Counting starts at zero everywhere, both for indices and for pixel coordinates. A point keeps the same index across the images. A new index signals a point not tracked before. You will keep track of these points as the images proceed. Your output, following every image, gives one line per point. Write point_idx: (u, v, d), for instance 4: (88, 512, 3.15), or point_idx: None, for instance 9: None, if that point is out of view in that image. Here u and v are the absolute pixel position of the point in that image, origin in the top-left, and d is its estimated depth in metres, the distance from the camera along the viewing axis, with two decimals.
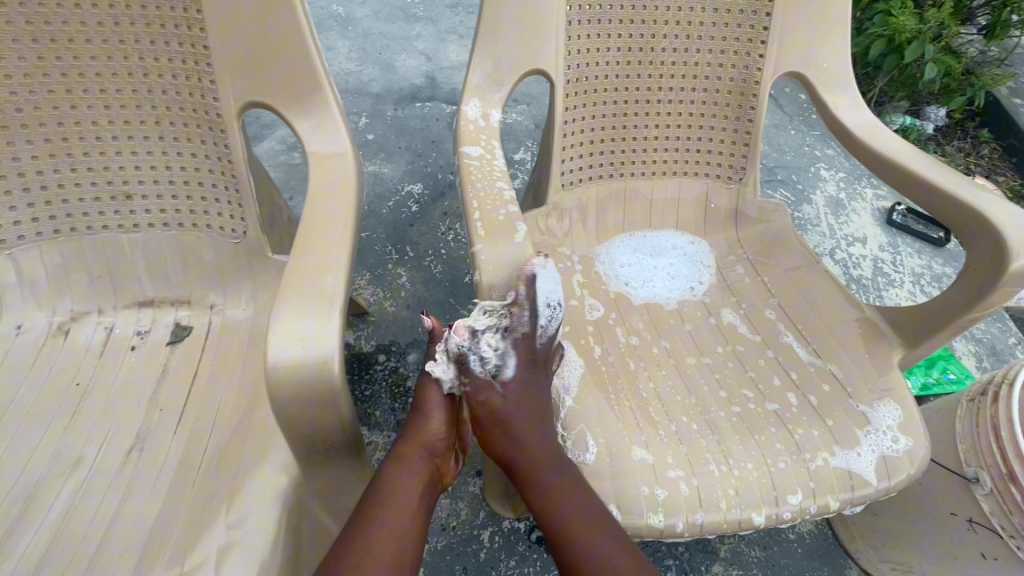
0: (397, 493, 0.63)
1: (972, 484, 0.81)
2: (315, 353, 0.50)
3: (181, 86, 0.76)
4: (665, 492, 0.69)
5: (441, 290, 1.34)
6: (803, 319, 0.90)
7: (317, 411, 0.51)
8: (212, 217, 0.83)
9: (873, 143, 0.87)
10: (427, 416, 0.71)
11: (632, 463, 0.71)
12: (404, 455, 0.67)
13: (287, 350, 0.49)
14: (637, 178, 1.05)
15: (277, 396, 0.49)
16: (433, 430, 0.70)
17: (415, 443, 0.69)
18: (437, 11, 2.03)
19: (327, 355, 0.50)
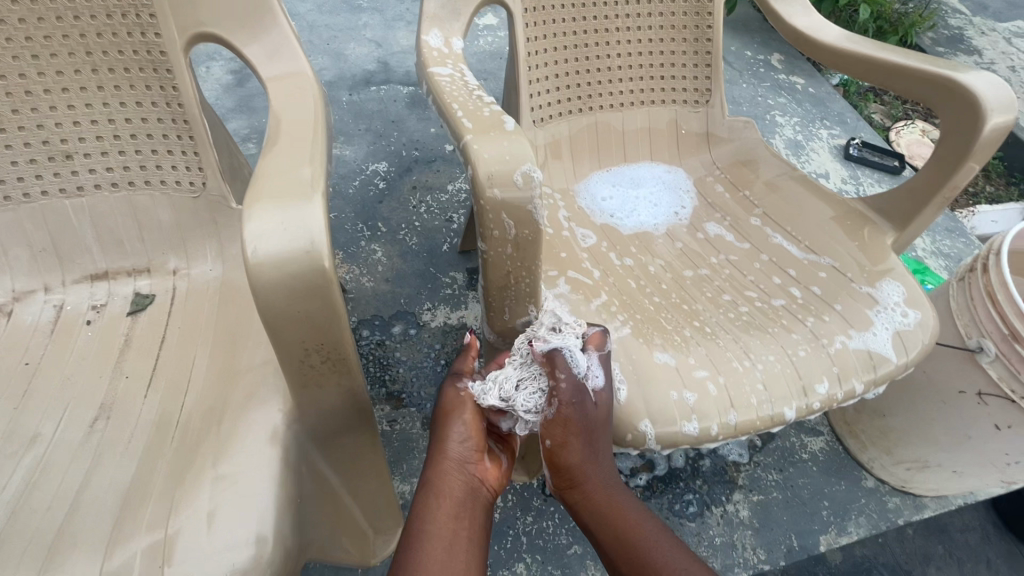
0: (435, 536, 0.53)
1: (978, 355, 0.81)
2: (304, 236, 0.44)
3: (117, 24, 0.70)
4: (696, 395, 0.64)
5: (420, 261, 1.29)
6: (791, 221, 0.89)
7: (312, 305, 0.46)
8: (167, 171, 0.76)
9: (817, 36, 0.87)
10: (444, 424, 0.60)
11: (657, 367, 0.65)
12: (435, 478, 0.57)
13: (272, 235, 0.44)
14: (606, 112, 1.00)
15: (267, 287, 0.44)
16: (456, 440, 0.60)
17: (442, 460, 0.58)
18: (382, 2, 2.01)
19: (318, 237, 0.45)
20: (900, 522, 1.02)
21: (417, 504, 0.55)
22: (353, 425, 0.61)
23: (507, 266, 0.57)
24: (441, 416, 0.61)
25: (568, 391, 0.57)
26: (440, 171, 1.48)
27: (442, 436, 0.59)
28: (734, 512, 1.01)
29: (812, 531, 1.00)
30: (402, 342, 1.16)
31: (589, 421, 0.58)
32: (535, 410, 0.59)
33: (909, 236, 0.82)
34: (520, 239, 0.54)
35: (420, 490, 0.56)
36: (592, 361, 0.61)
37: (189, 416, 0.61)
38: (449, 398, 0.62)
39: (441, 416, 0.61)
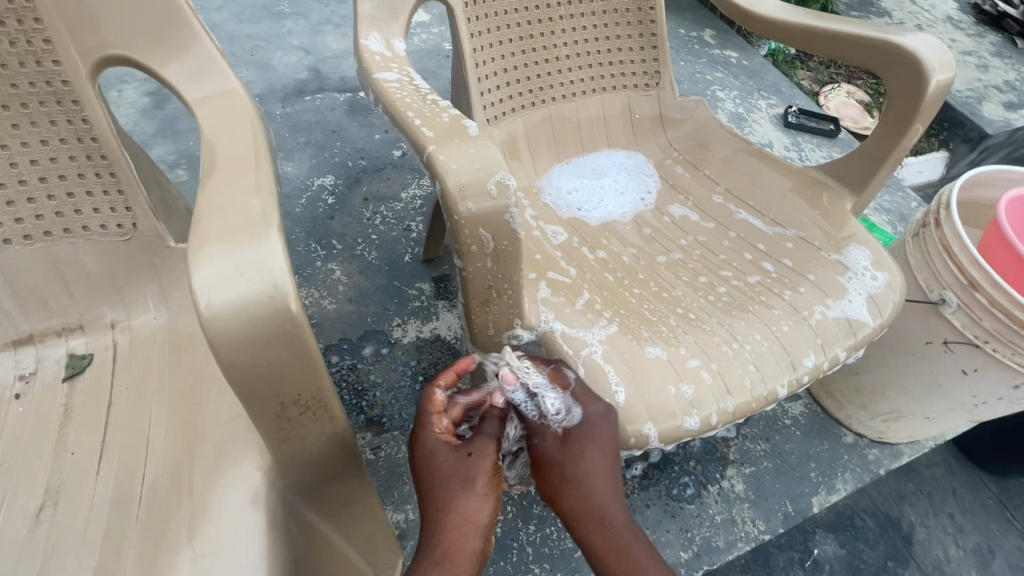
0: None
1: (940, 306, 0.84)
2: (265, 277, 0.39)
3: (5, 53, 0.60)
4: (691, 388, 0.62)
5: (382, 276, 1.23)
6: (754, 195, 0.90)
7: (283, 353, 0.41)
8: (88, 214, 0.67)
9: (757, 9, 0.86)
10: (478, 494, 0.53)
11: (650, 363, 0.63)
12: (451, 552, 0.51)
13: (227, 280, 0.39)
14: (559, 103, 0.98)
15: (229, 340, 0.39)
16: (484, 513, 0.53)
17: (468, 539, 0.52)
18: (304, 5, 1.90)
19: (281, 277, 0.39)
20: (881, 471, 1.07)
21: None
22: (342, 470, 0.56)
23: (487, 280, 0.53)
24: (472, 482, 0.53)
25: (530, 432, 0.59)
26: (391, 179, 1.42)
27: (472, 507, 0.52)
28: (730, 488, 1.02)
29: (804, 494, 1.03)
30: (375, 364, 1.10)
31: (554, 457, 0.57)
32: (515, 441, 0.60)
33: (867, 199, 0.84)
34: (499, 251, 0.51)
35: (432, 566, 0.50)
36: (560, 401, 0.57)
37: (154, 487, 0.54)
38: (486, 463, 0.54)
39: (472, 481, 0.53)
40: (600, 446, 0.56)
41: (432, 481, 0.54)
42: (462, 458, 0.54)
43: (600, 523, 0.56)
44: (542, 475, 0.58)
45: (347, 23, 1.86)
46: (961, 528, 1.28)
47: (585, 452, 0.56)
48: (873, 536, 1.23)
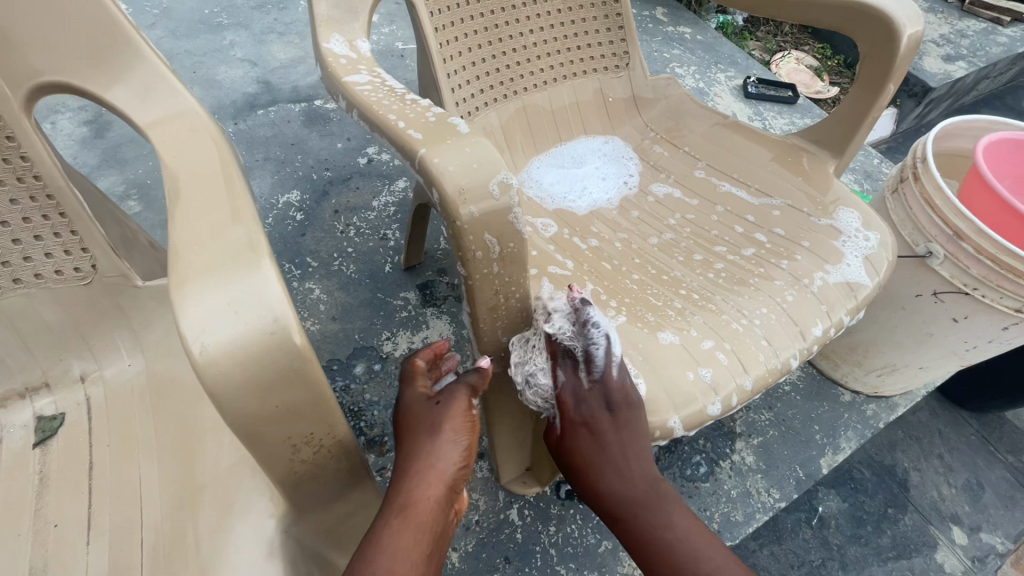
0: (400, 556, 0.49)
1: (927, 259, 0.85)
2: (262, 312, 0.35)
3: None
4: (710, 370, 0.61)
5: (364, 289, 1.18)
6: (737, 167, 0.89)
7: (289, 393, 0.37)
8: (38, 260, 0.60)
9: None
10: (444, 433, 0.57)
11: (665, 350, 0.61)
12: (413, 500, 0.53)
13: (219, 321, 0.35)
14: (531, 93, 0.94)
15: (230, 386, 0.35)
16: (453, 455, 0.57)
17: (429, 475, 0.55)
18: (244, 15, 1.81)
19: (280, 310, 0.36)
20: (880, 425, 1.10)
21: (384, 529, 0.50)
22: (360, 505, 0.53)
23: (494, 285, 0.50)
24: (443, 431, 0.57)
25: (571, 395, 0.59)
26: (361, 188, 1.37)
27: (440, 454, 0.56)
28: (741, 461, 1.03)
29: (811, 457, 1.04)
30: (368, 381, 1.06)
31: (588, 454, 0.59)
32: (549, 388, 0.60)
33: (849, 159, 0.84)
34: (505, 255, 0.48)
35: (396, 514, 0.51)
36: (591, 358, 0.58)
37: (153, 554, 0.49)
38: (456, 408, 0.59)
39: (442, 429, 0.58)
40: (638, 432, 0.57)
41: (404, 426, 0.59)
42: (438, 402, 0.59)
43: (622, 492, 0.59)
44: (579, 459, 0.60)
45: (293, 30, 1.78)
46: (950, 466, 1.32)
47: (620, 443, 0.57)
48: (871, 487, 1.27)
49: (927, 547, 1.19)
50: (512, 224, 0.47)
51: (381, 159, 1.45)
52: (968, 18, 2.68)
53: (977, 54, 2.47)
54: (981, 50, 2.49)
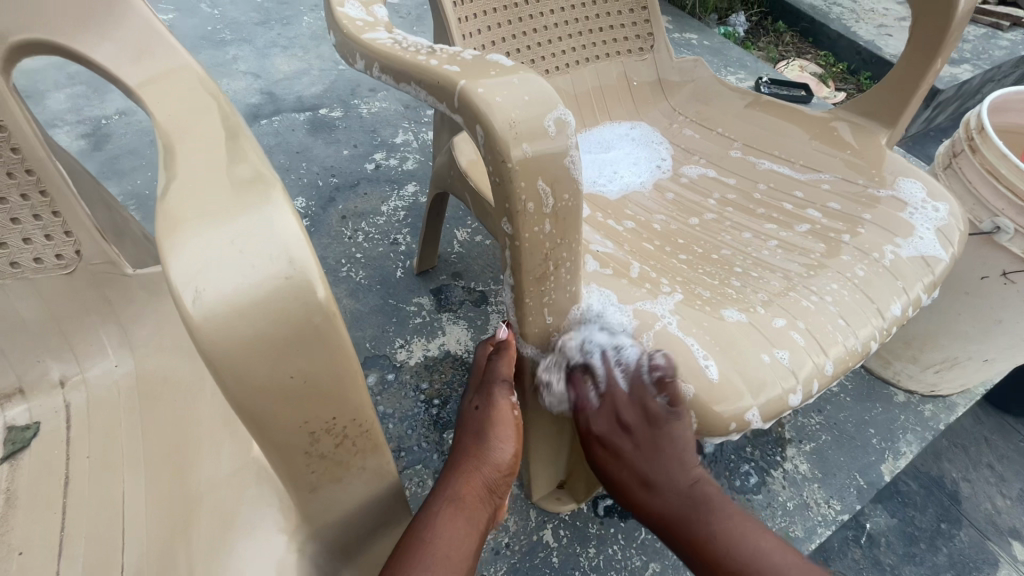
0: (449, 547, 0.45)
1: (995, 235, 0.78)
2: (276, 250, 0.28)
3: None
4: (787, 352, 0.53)
5: (375, 296, 1.11)
6: (779, 144, 0.82)
7: (306, 358, 0.29)
8: (15, 247, 0.53)
9: None
10: (492, 433, 0.54)
11: (735, 329, 0.53)
12: (463, 493, 0.50)
13: (219, 260, 0.27)
14: (553, 75, 0.89)
15: (233, 344, 0.27)
16: (502, 453, 0.54)
17: (476, 474, 0.52)
18: (247, 31, 1.78)
19: (296, 249, 0.28)
20: (941, 427, 1.01)
21: (439, 518, 0.47)
22: (388, 521, 0.44)
23: (544, 248, 0.43)
24: (489, 426, 0.54)
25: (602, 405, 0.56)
26: (369, 194, 1.31)
27: (488, 449, 0.53)
28: (794, 469, 0.93)
29: (871, 464, 0.95)
30: (381, 393, 0.97)
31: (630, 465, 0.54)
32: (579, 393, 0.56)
33: (902, 129, 0.78)
34: (558, 210, 0.41)
35: (446, 505, 0.48)
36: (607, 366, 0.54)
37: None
38: (501, 407, 0.55)
39: (487, 423, 0.54)
40: (678, 439, 0.52)
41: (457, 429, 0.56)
42: (479, 396, 0.56)
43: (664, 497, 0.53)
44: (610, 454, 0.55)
45: (296, 44, 1.75)
46: (1003, 476, 1.22)
47: (666, 453, 0.53)
48: (920, 499, 1.16)
49: (989, 565, 1.08)
50: (567, 169, 0.40)
51: (389, 165, 1.39)
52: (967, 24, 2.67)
53: (981, 58, 2.45)
54: (983, 54, 2.48)
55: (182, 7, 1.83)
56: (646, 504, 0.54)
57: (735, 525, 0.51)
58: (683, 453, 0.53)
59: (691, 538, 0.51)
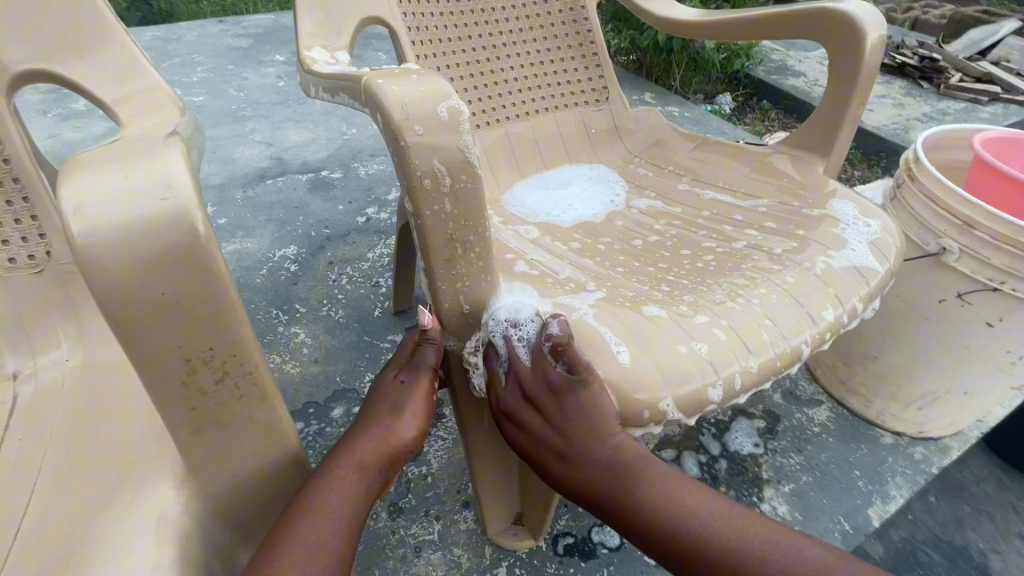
0: (337, 504, 0.44)
1: (942, 256, 0.78)
2: (158, 177, 0.31)
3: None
4: (706, 345, 0.54)
5: (351, 333, 1.14)
6: (723, 178, 0.87)
7: (178, 277, 0.32)
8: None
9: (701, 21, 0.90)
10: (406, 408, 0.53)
11: (653, 323, 0.55)
12: (363, 456, 0.49)
13: (106, 183, 0.31)
14: (513, 122, 0.97)
15: (107, 251, 0.30)
16: (409, 428, 0.53)
17: (381, 443, 0.51)
18: (266, 109, 1.99)
19: (177, 178, 0.32)
20: (934, 470, 0.95)
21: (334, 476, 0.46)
22: (291, 493, 0.44)
23: (448, 228, 0.47)
24: (407, 403, 0.54)
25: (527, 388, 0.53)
26: (357, 242, 1.39)
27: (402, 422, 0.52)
28: (773, 511, 0.87)
29: (857, 507, 0.89)
30: (346, 425, 0.96)
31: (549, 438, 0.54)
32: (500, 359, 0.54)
33: (836, 159, 0.82)
34: (457, 189, 0.45)
35: (346, 467, 0.47)
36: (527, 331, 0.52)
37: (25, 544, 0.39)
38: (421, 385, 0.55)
39: (408, 400, 0.54)
40: (589, 407, 0.50)
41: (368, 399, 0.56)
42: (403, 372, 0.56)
43: (590, 467, 0.53)
44: (533, 439, 0.54)
45: (308, 119, 1.94)
46: None
47: (580, 423, 0.51)
48: None
49: None
50: (462, 152, 0.44)
51: (380, 217, 1.48)
52: (947, 99, 2.78)
53: None
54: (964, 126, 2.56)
55: (213, 91, 2.06)
56: (567, 475, 0.54)
57: (659, 485, 0.52)
58: (600, 423, 0.51)
59: (616, 500, 0.52)
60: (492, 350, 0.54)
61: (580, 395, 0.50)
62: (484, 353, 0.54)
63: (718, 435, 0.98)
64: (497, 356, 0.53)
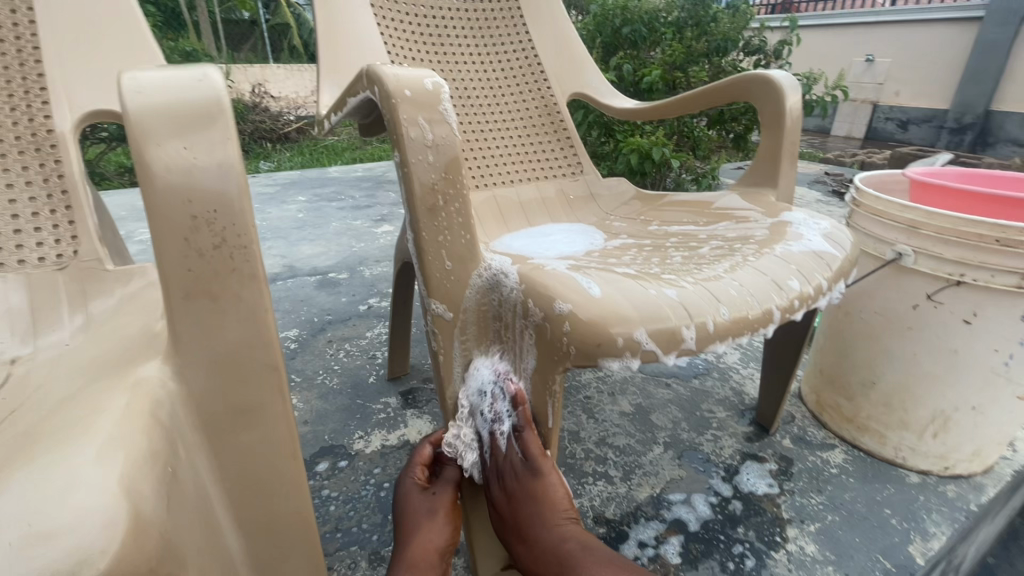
0: None
1: (901, 261, 0.84)
2: (198, 72, 0.40)
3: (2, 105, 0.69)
4: (677, 291, 0.58)
5: (344, 397, 1.13)
6: (687, 215, 0.97)
7: (200, 139, 0.39)
8: (28, 248, 0.66)
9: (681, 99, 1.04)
10: (436, 515, 0.62)
11: (625, 278, 0.59)
12: (415, 563, 0.58)
13: (157, 73, 0.39)
14: (499, 187, 1.10)
15: (148, 111, 0.38)
16: (445, 532, 0.61)
17: (424, 548, 0.59)
18: (285, 231, 2.21)
19: (211, 72, 0.40)
20: (973, 507, 0.86)
21: None
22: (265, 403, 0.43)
23: (431, 176, 0.55)
24: (437, 511, 0.62)
25: (496, 462, 0.61)
26: (356, 325, 1.44)
27: (436, 528, 0.60)
28: (800, 550, 0.78)
29: (895, 545, 0.79)
30: (329, 478, 0.91)
31: (509, 519, 0.58)
32: (482, 435, 0.63)
33: (784, 188, 0.93)
34: (439, 143, 0.55)
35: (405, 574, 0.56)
36: (506, 409, 0.60)
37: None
38: (447, 496, 0.64)
39: (438, 508, 0.62)
40: (540, 493, 0.58)
41: (399, 512, 0.63)
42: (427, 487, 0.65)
43: (541, 554, 0.56)
44: (500, 518, 0.60)
45: (321, 238, 2.14)
46: None
47: (533, 505, 0.57)
48: None
49: None
50: (443, 112, 0.55)
51: (380, 306, 1.55)
52: None
53: None
54: None
55: None
56: (525, 557, 0.57)
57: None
58: (551, 508, 0.58)
59: None
60: (476, 417, 0.64)
61: (533, 480, 0.58)
62: (467, 420, 0.65)
63: (728, 478, 0.91)
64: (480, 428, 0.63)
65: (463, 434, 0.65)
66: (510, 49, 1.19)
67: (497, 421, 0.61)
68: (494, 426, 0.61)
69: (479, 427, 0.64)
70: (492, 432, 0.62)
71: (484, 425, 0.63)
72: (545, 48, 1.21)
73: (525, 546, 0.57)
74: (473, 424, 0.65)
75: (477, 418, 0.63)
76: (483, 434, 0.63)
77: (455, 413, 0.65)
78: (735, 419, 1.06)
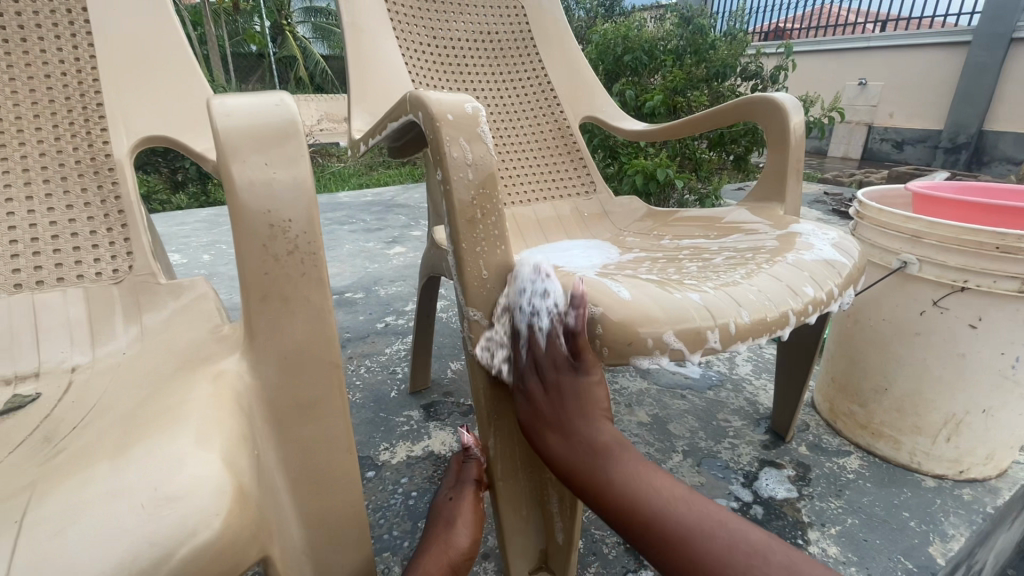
0: None
1: (907, 269, 0.88)
2: (274, 99, 0.45)
3: (65, 133, 0.75)
4: (700, 295, 0.61)
5: (368, 411, 1.15)
6: (698, 229, 1.02)
7: (278, 157, 0.43)
8: (87, 263, 0.70)
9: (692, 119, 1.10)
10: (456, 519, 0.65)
11: (649, 283, 0.63)
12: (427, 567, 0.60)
13: (242, 101, 0.44)
14: (516, 205, 1.15)
15: (235, 135, 0.42)
16: (464, 536, 0.64)
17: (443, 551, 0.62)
18: None
19: (286, 100, 0.45)
20: (990, 509, 0.88)
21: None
22: None
23: (470, 191, 0.60)
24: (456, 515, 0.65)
25: (538, 356, 0.60)
26: (375, 342, 1.48)
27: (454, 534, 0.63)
28: (822, 552, 0.80)
29: (915, 546, 0.80)
30: None
31: (544, 411, 0.59)
32: (519, 334, 0.61)
33: (790, 203, 0.97)
34: (477, 162, 0.60)
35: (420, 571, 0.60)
36: (560, 306, 0.58)
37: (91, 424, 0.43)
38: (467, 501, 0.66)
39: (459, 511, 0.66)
40: (580, 389, 0.59)
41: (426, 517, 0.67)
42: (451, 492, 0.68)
43: (580, 452, 0.57)
44: (535, 416, 0.59)
45: (336, 260, 2.19)
46: None
47: (574, 400, 0.58)
48: None
49: None
50: (480, 133, 0.60)
51: (397, 324, 1.59)
52: None
53: None
54: None
55: None
56: (556, 445, 0.58)
57: (635, 469, 0.54)
58: (588, 402, 0.59)
59: (593, 477, 0.55)
60: (511, 315, 0.62)
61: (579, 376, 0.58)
62: (503, 310, 0.62)
63: (747, 483, 0.93)
64: (517, 330, 0.62)
65: (497, 337, 0.63)
66: (524, 76, 1.26)
67: (541, 323, 0.59)
68: (536, 327, 0.59)
69: (514, 324, 0.62)
70: (531, 330, 0.60)
71: (521, 323, 0.61)
72: (558, 75, 1.27)
73: (561, 437, 0.58)
74: (510, 318, 0.62)
75: (516, 312, 0.61)
76: (521, 332, 0.61)
77: (493, 308, 0.63)
78: (750, 427, 1.08)
